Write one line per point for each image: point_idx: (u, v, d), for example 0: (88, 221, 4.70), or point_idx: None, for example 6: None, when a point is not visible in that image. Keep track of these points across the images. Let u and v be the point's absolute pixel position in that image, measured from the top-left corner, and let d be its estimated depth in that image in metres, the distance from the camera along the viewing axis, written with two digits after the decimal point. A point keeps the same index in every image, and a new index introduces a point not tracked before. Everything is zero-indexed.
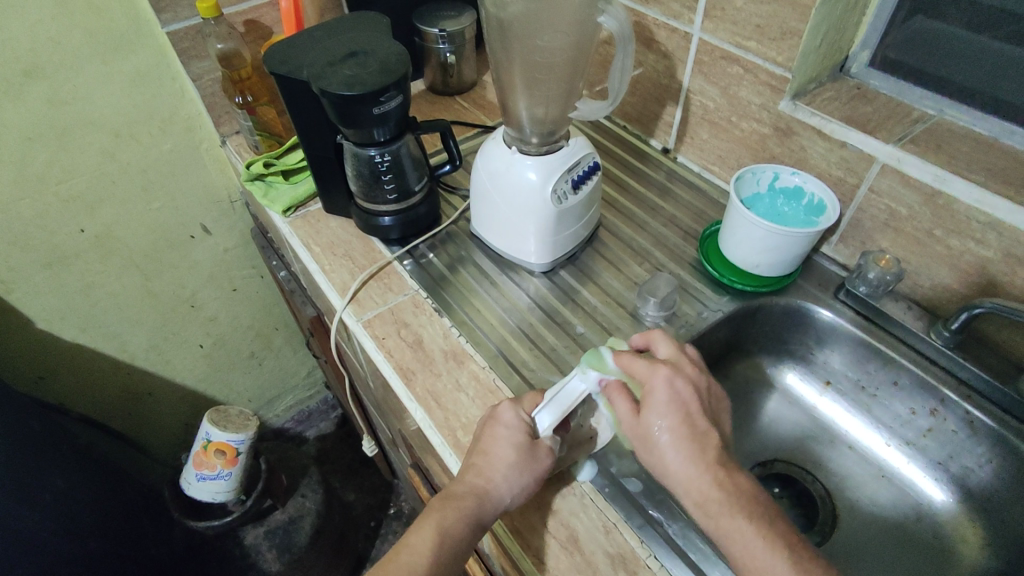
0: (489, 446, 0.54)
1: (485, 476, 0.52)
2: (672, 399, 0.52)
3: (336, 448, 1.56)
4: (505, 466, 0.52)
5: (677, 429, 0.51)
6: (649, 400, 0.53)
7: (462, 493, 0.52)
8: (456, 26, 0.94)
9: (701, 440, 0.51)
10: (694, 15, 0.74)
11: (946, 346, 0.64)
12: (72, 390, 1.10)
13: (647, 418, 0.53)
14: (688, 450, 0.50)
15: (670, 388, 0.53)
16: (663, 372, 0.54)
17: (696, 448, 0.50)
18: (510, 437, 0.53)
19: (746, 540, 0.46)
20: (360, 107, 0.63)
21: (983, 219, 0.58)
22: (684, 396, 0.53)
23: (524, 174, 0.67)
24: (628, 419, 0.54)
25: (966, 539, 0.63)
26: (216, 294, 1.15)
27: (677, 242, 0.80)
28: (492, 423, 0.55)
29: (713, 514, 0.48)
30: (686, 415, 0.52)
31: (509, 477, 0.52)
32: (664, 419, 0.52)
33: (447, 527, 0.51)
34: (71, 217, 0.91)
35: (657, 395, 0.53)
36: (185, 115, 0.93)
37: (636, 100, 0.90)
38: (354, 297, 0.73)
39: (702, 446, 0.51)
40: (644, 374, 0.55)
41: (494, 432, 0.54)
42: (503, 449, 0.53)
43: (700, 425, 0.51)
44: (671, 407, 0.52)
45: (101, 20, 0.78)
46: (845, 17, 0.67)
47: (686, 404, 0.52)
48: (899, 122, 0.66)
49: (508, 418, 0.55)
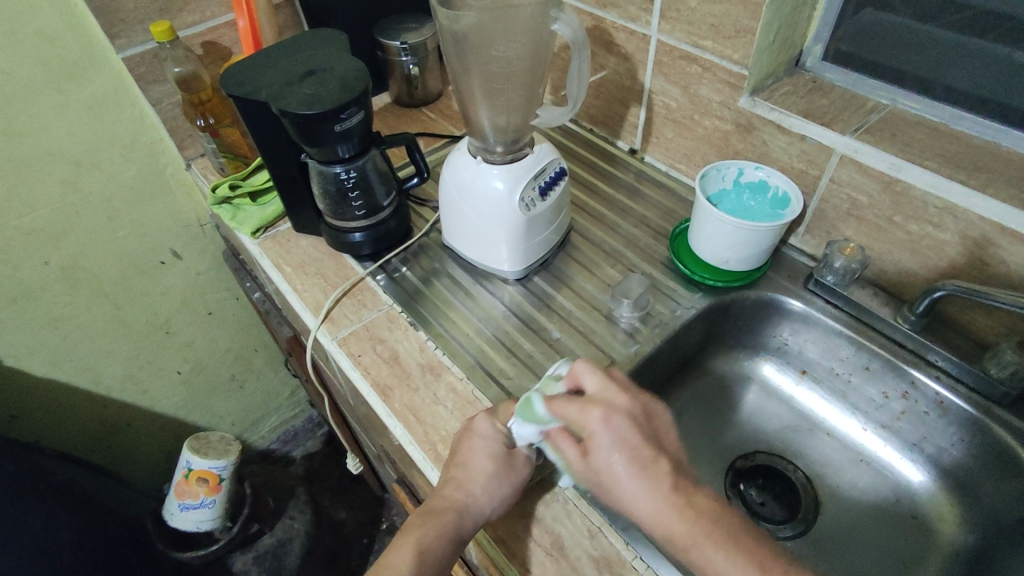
0: (466, 459, 0.54)
1: (465, 489, 0.52)
2: (615, 439, 0.51)
3: (324, 466, 1.52)
4: (485, 477, 0.52)
5: (629, 466, 0.50)
6: (592, 444, 0.51)
7: (442, 508, 0.52)
8: (417, 37, 0.94)
9: (653, 470, 0.50)
10: (651, 17, 0.75)
11: (913, 330, 0.66)
12: (47, 426, 1.08)
13: (595, 463, 0.51)
14: (641, 485, 0.49)
15: (610, 430, 0.51)
16: (597, 414, 0.51)
17: (648, 482, 0.49)
18: (489, 449, 0.53)
19: (719, 565, 0.46)
20: (320, 125, 0.63)
21: (939, 204, 0.60)
22: (626, 432, 0.51)
23: (491, 184, 0.67)
24: (577, 464, 0.52)
25: (943, 517, 0.64)
26: (191, 319, 1.14)
27: (648, 242, 0.81)
28: (469, 436, 0.56)
29: (681, 545, 0.47)
30: (631, 453, 0.50)
31: (488, 488, 0.52)
32: (611, 460, 0.50)
33: (431, 547, 0.51)
34: (35, 251, 0.89)
35: (600, 439, 0.51)
36: (147, 140, 0.91)
37: (600, 103, 0.91)
38: (328, 315, 0.72)
39: (654, 478, 0.49)
40: (580, 416, 0.52)
41: (471, 444, 0.55)
42: (480, 460, 0.53)
43: (646, 456, 0.50)
44: (616, 446, 0.50)
45: (52, 48, 0.77)
46: (796, 13, 0.68)
47: (629, 440, 0.51)
48: (855, 113, 0.67)
49: (483, 429, 0.55)
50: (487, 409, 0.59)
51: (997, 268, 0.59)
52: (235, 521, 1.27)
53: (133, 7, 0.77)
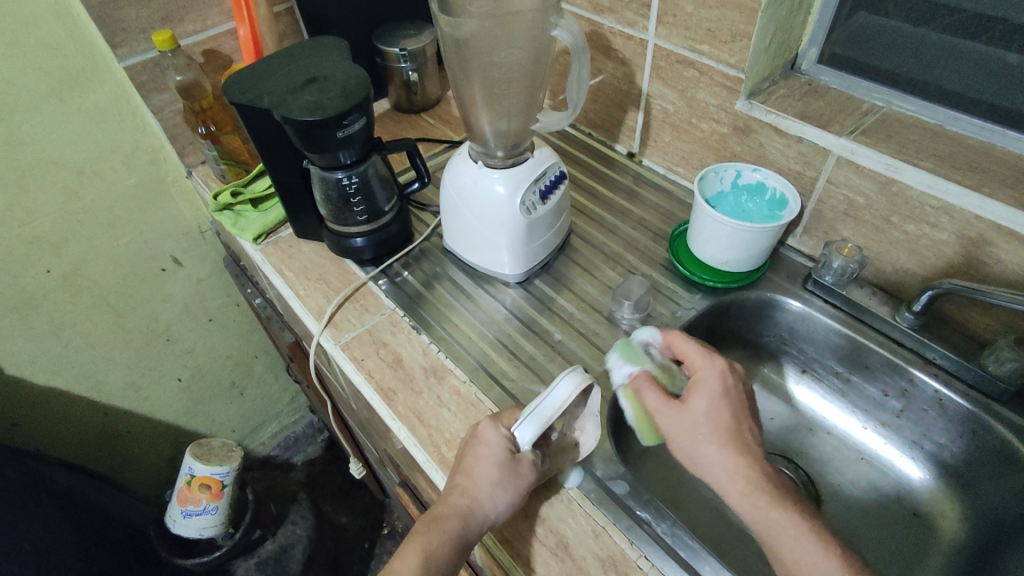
0: (471, 466, 0.54)
1: (469, 495, 0.52)
2: (724, 390, 0.54)
3: (324, 472, 1.54)
4: (489, 485, 0.52)
5: (722, 418, 0.52)
6: (694, 389, 0.54)
7: (446, 515, 0.52)
8: (415, 44, 0.95)
9: (743, 431, 0.52)
10: (648, 22, 0.76)
11: (910, 328, 0.67)
12: (48, 435, 1.08)
13: (692, 407, 0.53)
14: (734, 439, 0.51)
15: (723, 382, 0.54)
16: (717, 365, 0.55)
17: (741, 440, 0.51)
18: (491, 455, 0.53)
19: (794, 529, 0.48)
20: (323, 131, 0.64)
21: (935, 204, 0.60)
22: (731, 389, 0.54)
23: (492, 188, 0.68)
24: (663, 406, 0.54)
25: (943, 514, 0.65)
26: (192, 326, 1.14)
27: (647, 244, 0.81)
28: (475, 444, 0.55)
29: (760, 503, 0.49)
30: (733, 410, 0.53)
31: (493, 494, 0.52)
32: (712, 408, 0.53)
33: (436, 550, 0.51)
34: (37, 259, 0.89)
35: (709, 385, 0.54)
36: (148, 148, 0.92)
37: (598, 107, 0.92)
38: (330, 320, 0.73)
39: (745, 440, 0.52)
40: (694, 363, 0.56)
41: (476, 451, 0.55)
42: (485, 467, 0.53)
43: (745, 420, 0.53)
44: (719, 396, 0.53)
45: (54, 58, 0.77)
46: (791, 17, 0.69)
47: (734, 400, 0.54)
48: (850, 115, 0.68)
49: (489, 436, 0.55)
50: (491, 415, 0.60)
51: (993, 266, 0.60)
52: (238, 528, 1.25)
53: (134, 16, 0.78)
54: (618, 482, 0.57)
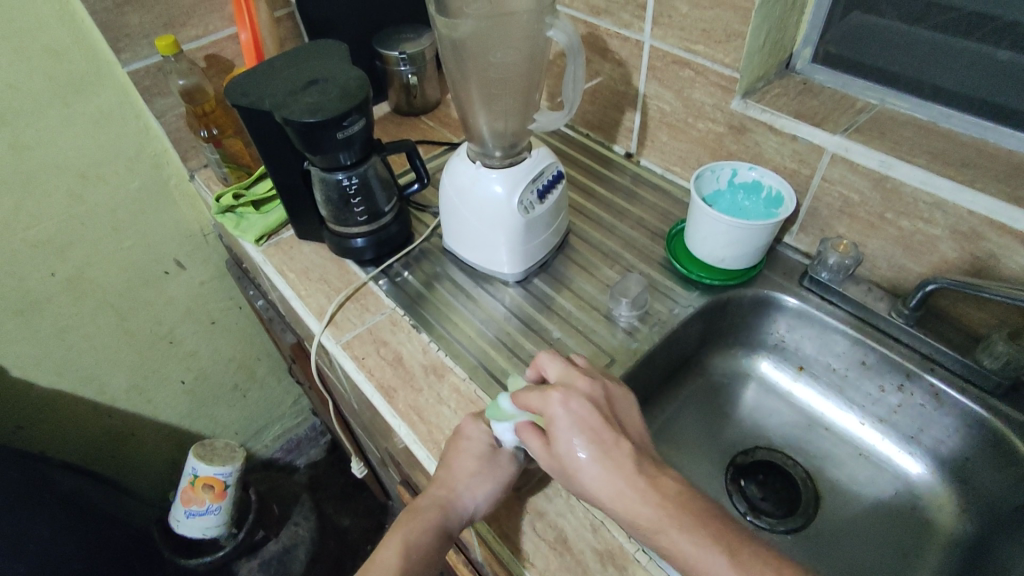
0: (452, 459, 0.56)
1: (448, 487, 0.55)
2: (573, 421, 0.50)
3: (326, 475, 1.54)
4: (467, 476, 0.55)
5: (588, 448, 0.49)
6: (553, 431, 0.51)
7: (426, 506, 0.56)
8: (415, 48, 0.96)
9: (612, 452, 0.49)
10: (644, 24, 0.77)
11: (908, 323, 0.67)
12: (52, 436, 1.09)
13: (558, 449, 0.51)
14: (603, 467, 0.49)
15: (569, 411, 0.51)
16: (556, 396, 0.52)
17: (611, 465, 0.49)
18: (473, 449, 0.56)
19: (682, 548, 0.44)
20: (323, 133, 0.64)
21: (928, 200, 0.61)
22: (585, 413, 0.51)
23: (490, 187, 0.69)
24: (543, 455, 0.52)
25: (942, 509, 0.65)
26: (194, 329, 1.15)
27: (645, 243, 0.82)
28: (457, 438, 0.58)
29: (646, 529, 0.46)
30: (591, 434, 0.50)
31: (471, 487, 0.55)
32: (571, 447, 0.50)
33: (417, 538, 0.54)
34: (42, 262, 0.90)
35: (558, 423, 0.51)
36: (151, 153, 0.93)
37: (596, 108, 0.93)
38: (332, 320, 0.73)
39: (614, 460, 0.49)
40: (540, 402, 0.52)
41: (457, 446, 0.57)
42: (465, 461, 0.56)
43: (607, 437, 0.50)
44: (576, 429, 0.50)
45: (59, 64, 0.78)
46: (784, 17, 0.70)
47: (589, 420, 0.51)
48: (845, 113, 0.69)
49: (471, 431, 0.58)
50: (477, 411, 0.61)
51: (986, 261, 0.60)
52: (241, 527, 1.27)
53: (138, 22, 0.79)
54: None
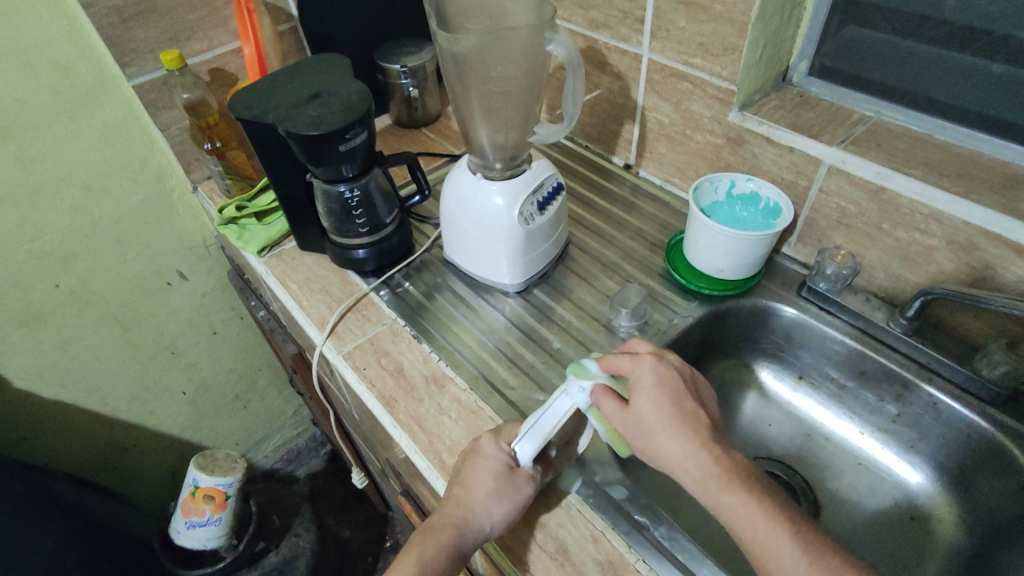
0: (469, 477, 0.54)
1: (465, 506, 0.53)
2: (659, 382, 0.54)
3: (327, 486, 1.54)
4: (484, 496, 0.53)
5: (668, 410, 0.52)
6: (638, 390, 0.54)
7: (441, 525, 0.53)
8: (416, 61, 0.97)
9: (692, 418, 0.52)
10: (642, 38, 0.78)
11: (905, 333, 0.67)
12: (53, 448, 1.09)
13: (639, 407, 0.53)
14: (679, 429, 0.51)
15: (655, 373, 0.54)
16: (647, 359, 0.55)
17: (684, 428, 0.51)
18: (489, 468, 0.54)
19: (745, 511, 0.47)
20: (326, 145, 0.65)
21: (924, 211, 0.62)
22: (672, 378, 0.54)
23: (491, 199, 0.69)
24: (619, 413, 0.54)
25: (942, 519, 0.65)
26: (196, 339, 1.15)
27: (644, 254, 0.83)
28: (474, 455, 0.56)
29: (712, 488, 0.48)
30: (672, 398, 0.53)
31: (488, 506, 0.52)
32: (651, 404, 0.53)
33: (432, 559, 0.52)
34: (46, 274, 0.91)
35: (644, 381, 0.54)
36: (154, 166, 0.94)
37: (595, 120, 0.94)
38: (333, 330, 0.74)
39: (688, 425, 0.51)
40: (631, 364, 0.56)
41: (473, 464, 0.55)
42: (483, 478, 0.54)
43: (690, 405, 0.53)
44: (660, 390, 0.53)
45: (66, 78, 0.80)
46: (781, 31, 0.71)
47: (674, 385, 0.54)
48: (841, 125, 0.70)
49: (488, 449, 0.56)
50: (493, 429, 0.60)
51: (980, 271, 0.61)
52: (241, 539, 1.27)
53: (143, 37, 0.81)
54: (617, 487, 0.58)
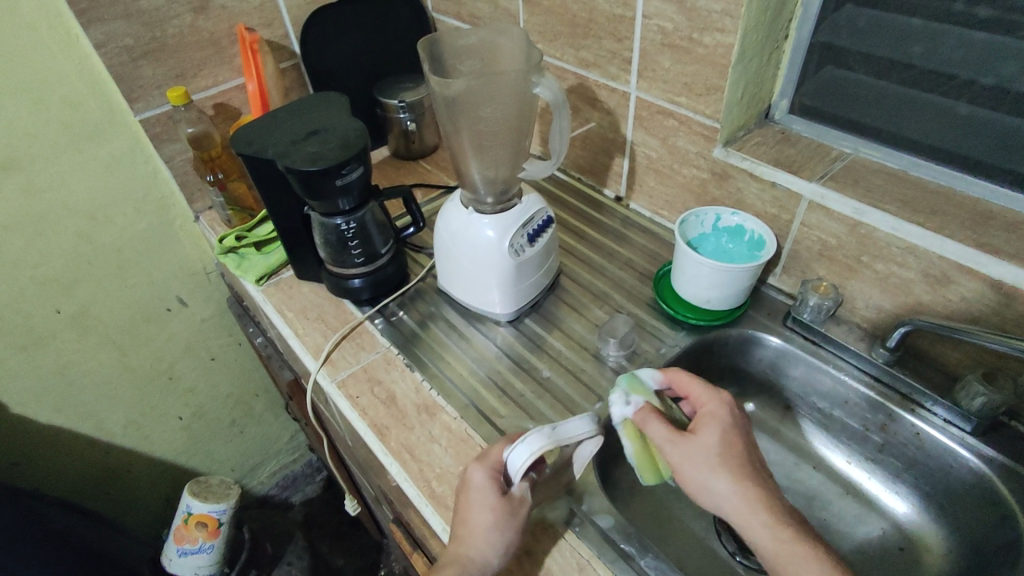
0: (466, 515, 0.54)
1: (467, 545, 0.52)
2: (731, 421, 0.56)
3: (322, 512, 1.54)
4: (485, 531, 0.53)
5: (733, 448, 0.54)
6: (705, 420, 0.56)
7: (446, 564, 0.52)
8: (414, 96, 1.01)
9: (755, 462, 0.54)
10: (630, 76, 0.81)
11: (886, 364, 0.69)
12: (48, 472, 1.09)
13: (702, 436, 0.55)
14: (743, 469, 0.52)
15: (730, 413, 0.57)
16: (722, 397, 0.58)
17: (751, 470, 0.52)
18: (485, 500, 0.54)
19: (804, 556, 0.48)
20: (322, 180, 0.68)
21: (900, 244, 0.64)
22: (738, 419, 0.57)
23: (483, 232, 0.72)
24: (673, 436, 0.55)
25: (928, 549, 0.66)
26: (194, 365, 1.16)
27: (634, 284, 0.85)
28: (466, 489, 0.55)
29: (779, 532, 0.49)
30: (741, 440, 0.55)
31: (490, 542, 0.52)
32: (720, 437, 0.54)
33: None
34: (48, 300, 0.93)
35: (718, 415, 0.56)
36: (158, 195, 0.96)
37: (586, 153, 0.97)
38: (328, 358, 0.76)
39: (754, 469, 0.53)
40: (700, 395, 0.59)
41: (469, 498, 0.55)
42: (481, 515, 0.53)
43: (752, 449, 0.55)
44: (728, 427, 0.55)
45: (76, 113, 0.83)
46: (762, 72, 0.74)
47: (740, 426, 0.56)
48: (820, 161, 0.72)
49: (478, 481, 0.55)
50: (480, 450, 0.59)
51: (955, 303, 0.63)
52: (233, 567, 1.26)
53: (151, 74, 0.85)
54: (602, 516, 0.58)
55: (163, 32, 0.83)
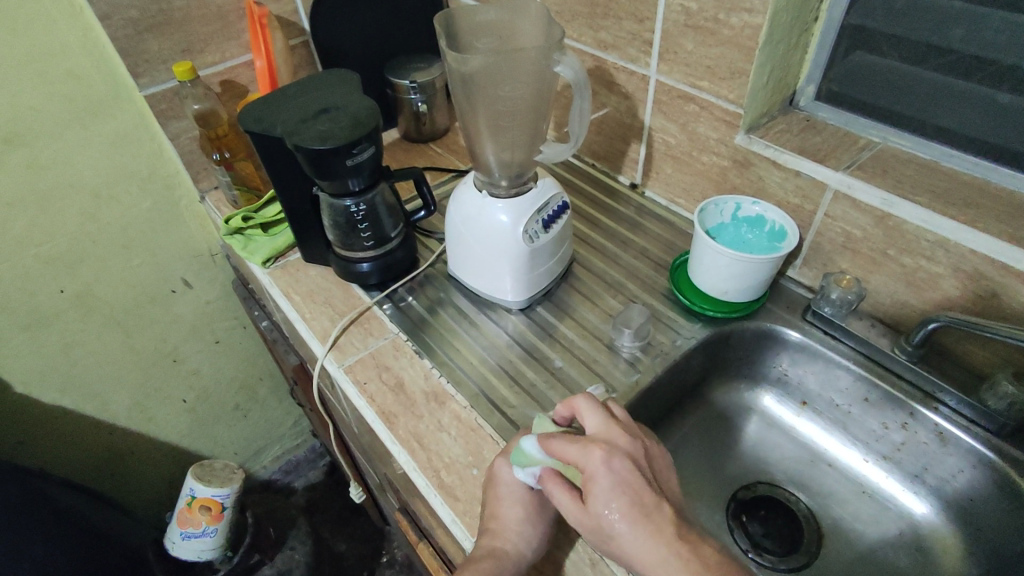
0: (495, 509, 0.54)
1: (501, 538, 0.52)
2: (616, 482, 0.48)
3: (325, 497, 1.51)
4: (518, 525, 0.53)
5: (627, 511, 0.47)
6: (592, 488, 0.48)
7: (480, 556, 0.52)
8: (425, 77, 0.98)
9: (654, 515, 0.47)
10: (650, 59, 0.78)
11: (911, 360, 0.67)
12: (51, 453, 1.09)
13: (594, 509, 0.48)
14: (642, 532, 0.47)
15: (611, 471, 0.48)
16: (598, 454, 0.49)
17: (648, 530, 0.47)
18: (515, 496, 0.54)
19: None
20: (333, 159, 0.66)
21: (931, 238, 0.61)
22: (627, 472, 0.49)
23: (496, 217, 0.69)
24: (572, 510, 0.49)
25: (948, 551, 0.64)
26: (198, 347, 1.15)
27: (649, 273, 0.83)
28: (494, 485, 0.56)
29: None
30: (634, 497, 0.48)
31: (523, 534, 0.53)
32: (612, 506, 0.47)
33: None
34: (51, 279, 0.91)
35: (600, 482, 0.48)
36: (163, 174, 0.94)
37: (601, 139, 0.94)
38: (335, 344, 0.74)
39: (654, 523, 0.47)
40: (579, 456, 0.50)
41: (497, 493, 0.55)
42: (510, 509, 0.54)
43: (649, 501, 0.48)
44: (617, 490, 0.48)
45: (80, 87, 0.81)
46: (788, 55, 0.71)
47: (631, 480, 0.48)
48: (847, 150, 0.70)
49: (506, 476, 0.55)
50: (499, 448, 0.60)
51: (987, 300, 0.60)
52: (236, 551, 1.26)
53: (157, 48, 0.82)
54: None
55: (170, 5, 0.80)
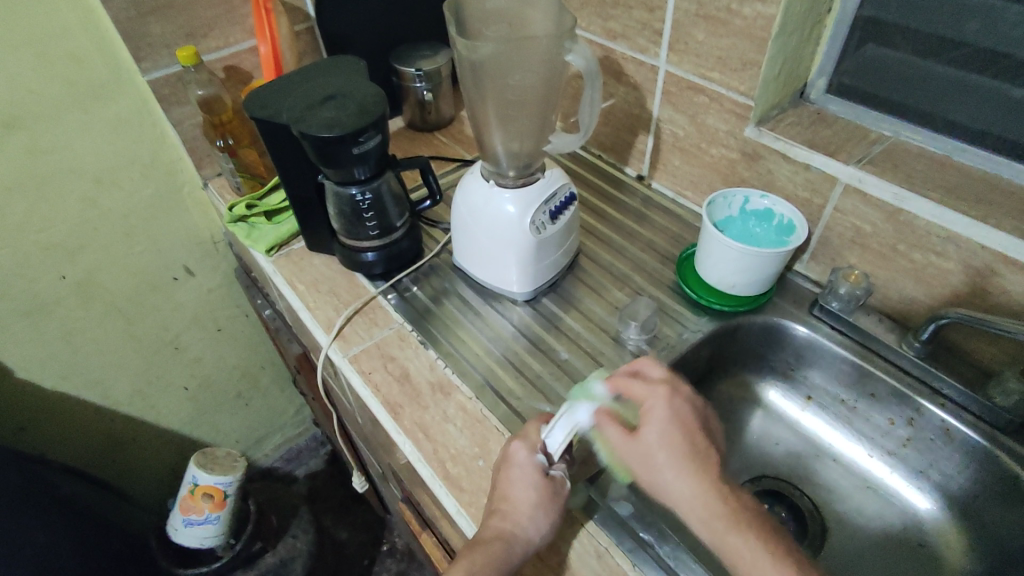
0: (506, 490, 0.54)
1: (511, 520, 0.52)
2: (674, 418, 0.52)
3: (326, 486, 1.52)
4: (529, 507, 0.53)
5: (680, 446, 0.51)
6: (649, 421, 0.53)
7: (489, 538, 0.51)
8: (431, 65, 0.97)
9: (701, 455, 0.51)
10: (659, 49, 0.78)
11: (918, 357, 0.66)
12: (53, 440, 1.08)
13: (645, 439, 0.52)
14: (689, 467, 0.50)
15: (671, 408, 0.53)
16: (663, 391, 0.54)
17: (695, 466, 0.50)
18: (527, 479, 0.54)
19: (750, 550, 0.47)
20: (338, 147, 0.65)
21: (942, 233, 0.61)
22: (685, 414, 0.53)
23: (503, 207, 0.69)
24: (623, 443, 0.53)
25: (950, 547, 0.64)
26: (200, 335, 1.15)
27: (655, 266, 0.82)
28: (506, 466, 0.55)
29: (719, 529, 0.48)
30: (687, 435, 0.52)
31: (533, 517, 0.52)
32: (665, 440, 0.51)
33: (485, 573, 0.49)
34: (53, 264, 0.91)
35: (658, 415, 0.52)
36: (166, 159, 0.93)
37: (608, 130, 0.94)
38: (340, 333, 0.73)
39: (700, 461, 0.51)
40: (643, 393, 0.54)
41: (509, 475, 0.55)
42: (522, 491, 0.53)
43: (700, 442, 0.52)
44: (673, 426, 0.52)
45: (82, 70, 0.80)
46: (800, 47, 0.70)
47: (686, 420, 0.53)
48: (858, 144, 0.69)
49: (522, 458, 0.55)
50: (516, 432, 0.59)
51: (998, 297, 0.60)
52: (237, 539, 1.27)
53: (160, 32, 0.81)
54: (622, 503, 0.57)
55: None
